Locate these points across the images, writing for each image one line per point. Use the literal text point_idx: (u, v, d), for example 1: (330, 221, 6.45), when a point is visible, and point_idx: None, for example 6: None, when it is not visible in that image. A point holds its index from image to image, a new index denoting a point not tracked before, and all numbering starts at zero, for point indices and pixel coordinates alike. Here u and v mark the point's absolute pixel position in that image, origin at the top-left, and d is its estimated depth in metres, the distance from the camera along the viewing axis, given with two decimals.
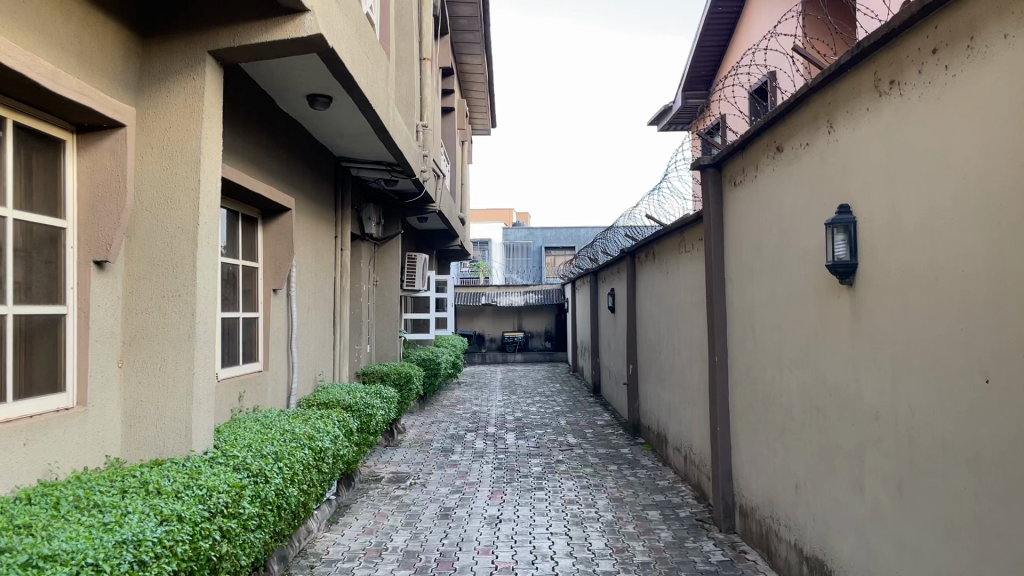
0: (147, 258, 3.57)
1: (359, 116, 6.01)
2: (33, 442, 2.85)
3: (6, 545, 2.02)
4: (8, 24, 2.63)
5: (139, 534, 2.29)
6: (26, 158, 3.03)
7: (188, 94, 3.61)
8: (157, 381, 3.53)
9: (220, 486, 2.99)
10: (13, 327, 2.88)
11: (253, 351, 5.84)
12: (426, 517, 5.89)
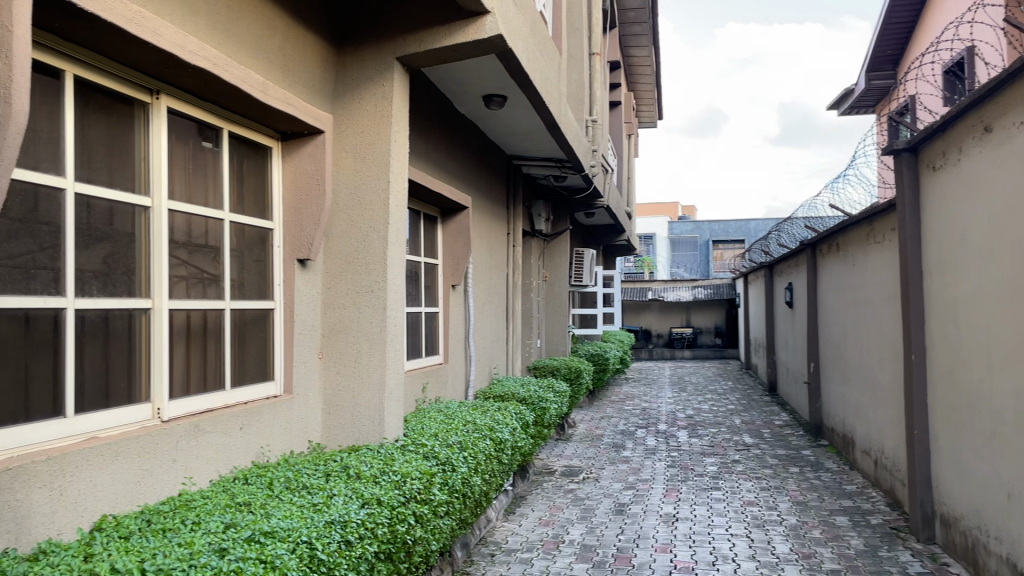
0: (343, 256, 3.78)
1: (533, 113, 6.08)
2: (249, 426, 3.10)
3: (230, 522, 2.18)
4: (224, 40, 2.85)
5: (345, 515, 2.40)
6: (240, 165, 3.29)
7: (379, 99, 3.78)
8: (353, 372, 3.74)
9: (413, 473, 3.11)
10: (230, 321, 3.15)
11: (434, 344, 6.07)
12: (602, 512, 5.89)
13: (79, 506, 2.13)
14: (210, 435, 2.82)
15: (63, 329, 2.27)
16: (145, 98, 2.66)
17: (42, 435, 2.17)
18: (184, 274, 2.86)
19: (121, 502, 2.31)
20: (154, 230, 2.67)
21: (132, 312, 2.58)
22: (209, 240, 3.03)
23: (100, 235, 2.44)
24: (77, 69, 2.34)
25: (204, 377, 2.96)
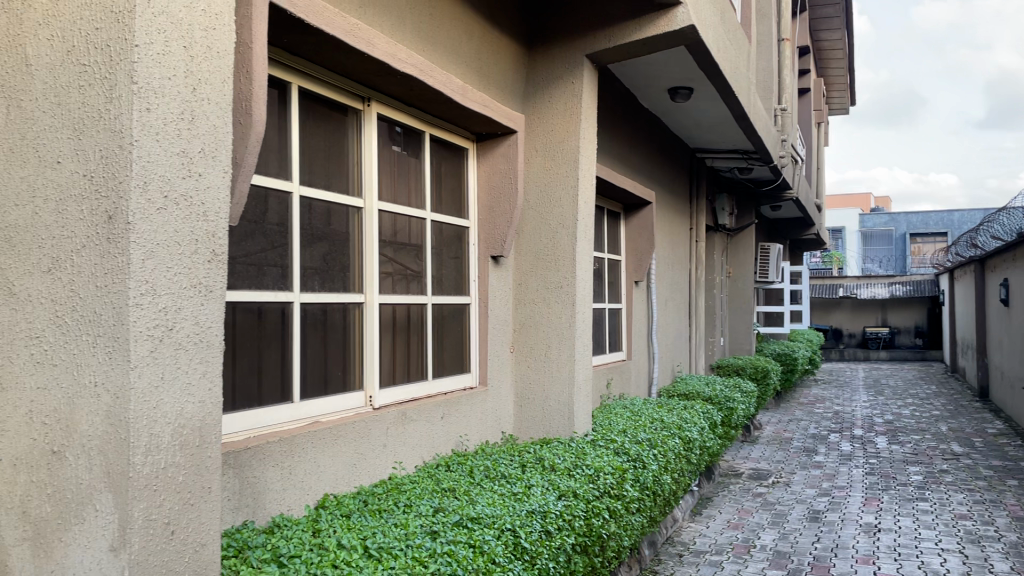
0: (534, 254, 3.86)
1: (721, 104, 5.91)
2: (449, 415, 3.23)
3: (439, 507, 2.29)
4: (427, 47, 2.98)
5: (545, 505, 2.45)
6: (439, 166, 3.44)
7: (569, 96, 3.82)
8: (545, 366, 3.80)
9: (606, 468, 3.12)
10: (431, 315, 3.29)
11: (618, 340, 6.06)
12: (794, 518, 5.65)
13: (305, 485, 2.31)
14: (415, 423, 2.97)
15: (290, 321, 2.47)
16: (358, 105, 2.84)
17: (273, 418, 2.37)
18: (390, 271, 3.03)
19: (340, 483, 2.49)
20: (365, 230, 2.84)
21: (347, 306, 2.76)
22: (412, 238, 3.19)
23: (320, 235, 2.63)
24: (302, 81, 2.53)
25: (408, 368, 3.12)
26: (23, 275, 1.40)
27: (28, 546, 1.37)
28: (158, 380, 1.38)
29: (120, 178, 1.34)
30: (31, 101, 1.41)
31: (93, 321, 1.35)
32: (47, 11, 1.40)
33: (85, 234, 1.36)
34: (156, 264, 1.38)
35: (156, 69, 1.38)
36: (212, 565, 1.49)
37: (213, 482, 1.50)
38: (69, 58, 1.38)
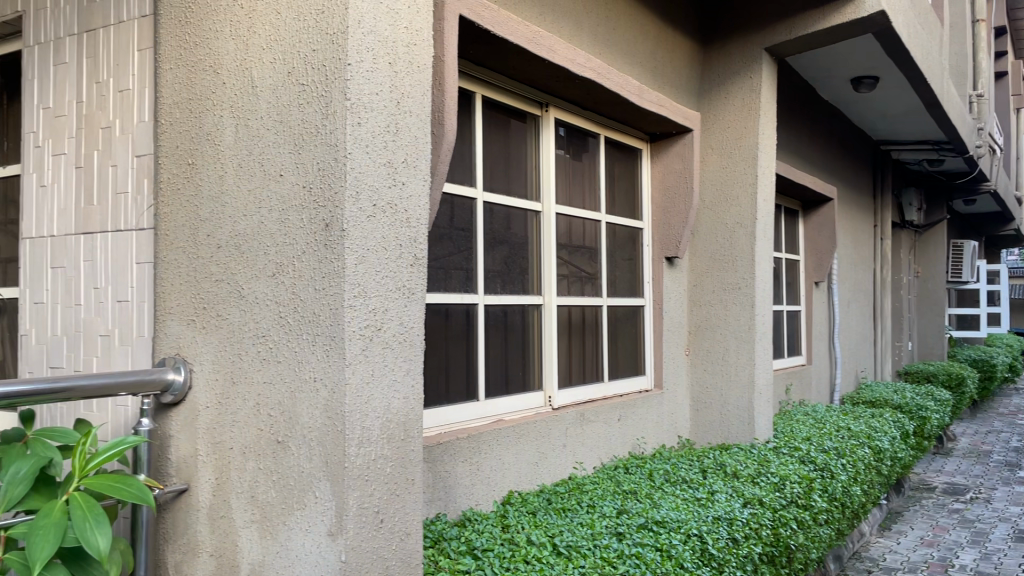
0: (709, 254, 3.78)
1: (910, 92, 5.54)
2: (626, 417, 3.23)
3: (623, 508, 2.29)
4: (604, 50, 2.99)
5: (730, 512, 2.39)
6: (613, 168, 3.44)
7: (747, 92, 3.72)
8: (723, 370, 3.71)
9: (792, 476, 3.01)
10: (607, 317, 3.30)
11: (797, 344, 5.82)
12: (998, 538, 5.19)
13: (492, 481, 2.39)
14: (593, 424, 2.99)
15: (475, 323, 2.55)
16: (537, 111, 2.90)
17: (461, 416, 2.46)
18: (566, 273, 3.06)
19: (523, 480, 2.54)
20: (543, 232, 2.89)
21: (526, 307, 2.81)
22: (587, 241, 3.21)
23: (501, 239, 2.71)
24: (485, 90, 2.61)
25: (584, 370, 3.14)
26: (250, 279, 1.54)
27: (256, 527, 1.50)
28: (368, 378, 1.47)
29: (336, 189, 1.44)
30: (256, 119, 1.54)
31: (313, 321, 1.46)
32: (270, 36, 1.52)
33: (305, 241, 1.47)
34: (366, 268, 1.47)
35: (366, 84, 1.47)
36: (416, 555, 1.57)
37: (415, 474, 1.58)
38: (289, 79, 1.50)
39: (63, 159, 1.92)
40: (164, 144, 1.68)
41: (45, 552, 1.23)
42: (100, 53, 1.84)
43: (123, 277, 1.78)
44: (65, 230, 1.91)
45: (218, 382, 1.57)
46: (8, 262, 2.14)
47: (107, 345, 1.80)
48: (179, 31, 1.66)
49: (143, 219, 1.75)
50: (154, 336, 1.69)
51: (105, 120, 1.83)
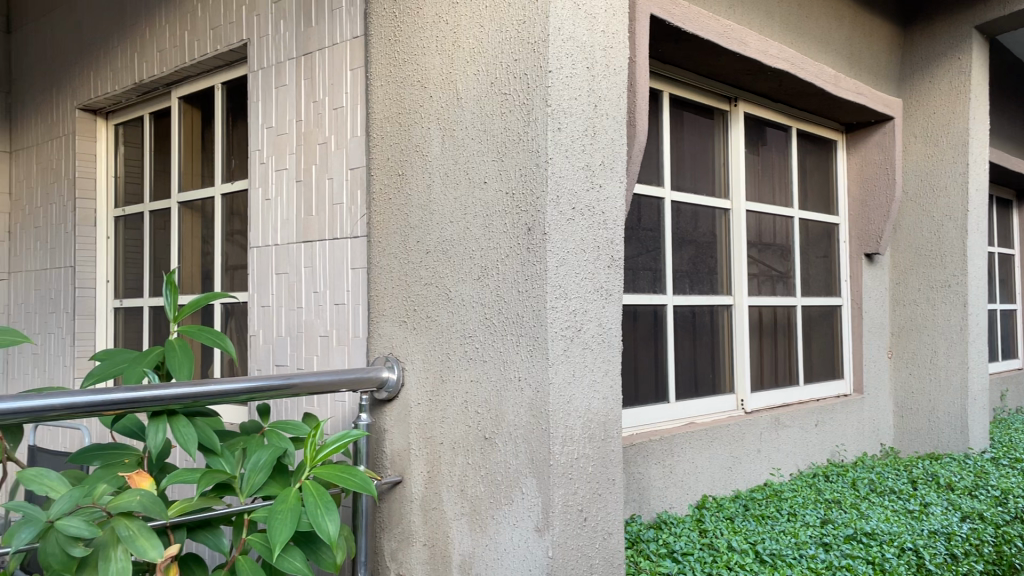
0: (913, 250, 3.54)
1: None
2: (824, 423, 3.08)
3: (827, 517, 2.19)
4: (796, 39, 2.87)
5: (948, 527, 2.23)
6: (805, 161, 3.29)
7: (955, 75, 3.45)
8: (930, 373, 3.47)
9: (1016, 490, 2.76)
10: (801, 317, 3.17)
11: (1012, 346, 5.33)
12: None
13: (686, 485, 2.36)
14: (790, 429, 2.88)
15: (665, 323, 2.53)
16: (725, 106, 2.83)
17: (653, 418, 2.45)
18: (759, 273, 2.96)
19: (718, 485, 2.50)
20: (733, 231, 2.83)
21: (715, 308, 2.75)
22: (779, 238, 3.10)
23: (690, 238, 2.66)
24: (673, 88, 2.58)
25: (778, 372, 3.04)
26: (458, 282, 1.61)
27: (467, 519, 1.57)
28: (570, 377, 1.50)
29: (538, 194, 1.48)
30: (461, 130, 1.61)
31: (517, 322, 1.50)
32: (474, 49, 1.58)
33: (508, 245, 1.52)
34: (566, 270, 1.50)
35: (565, 91, 1.50)
36: (619, 554, 1.59)
37: (617, 475, 1.59)
38: (492, 89, 1.55)
39: (284, 174, 2.09)
40: (375, 157, 1.79)
41: (284, 534, 1.34)
42: (316, 74, 1.99)
43: (340, 282, 1.92)
44: (287, 239, 2.08)
45: (428, 380, 1.65)
46: (238, 269, 2.36)
47: (326, 344, 1.95)
48: (389, 50, 1.76)
49: (356, 227, 1.88)
50: (368, 336, 1.81)
51: (321, 137, 1.98)
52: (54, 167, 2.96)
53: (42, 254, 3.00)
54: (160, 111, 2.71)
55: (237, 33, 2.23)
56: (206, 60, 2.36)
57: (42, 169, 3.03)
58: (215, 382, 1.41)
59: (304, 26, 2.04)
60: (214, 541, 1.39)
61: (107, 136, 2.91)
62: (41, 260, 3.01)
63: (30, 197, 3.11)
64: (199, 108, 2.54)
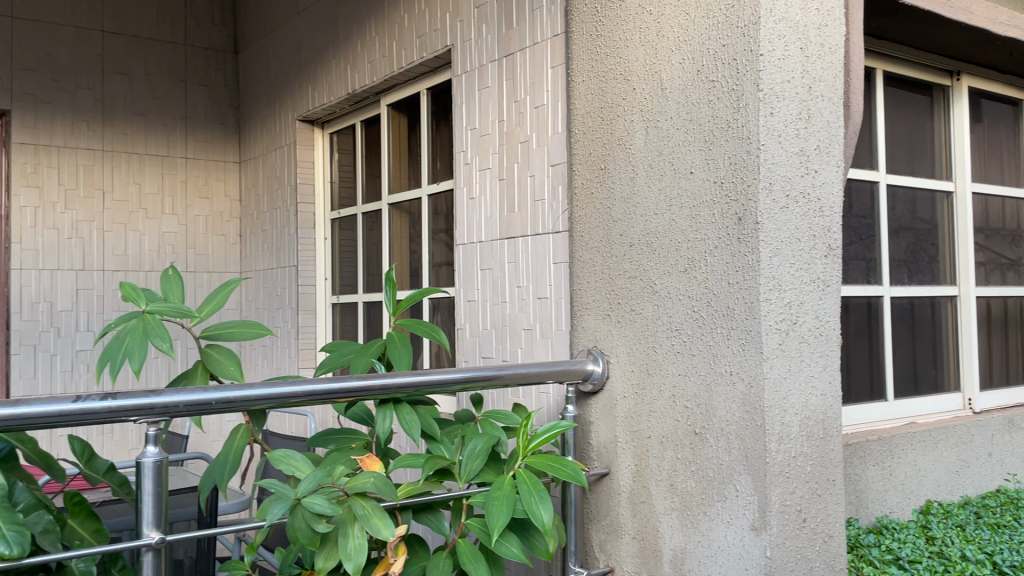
0: None
1: None
2: None
3: None
4: None
5: None
6: None
7: None
8: None
9: None
10: None
11: None
12: None
13: (908, 488, 2.21)
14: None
15: (881, 315, 2.37)
16: (946, 81, 2.61)
17: (870, 416, 2.31)
18: (986, 260, 2.71)
19: (943, 490, 2.33)
20: (957, 215, 2.61)
21: (937, 299, 2.55)
22: (1010, 222, 2.82)
23: (907, 224, 2.48)
24: (887, 65, 2.42)
25: (1010, 369, 2.77)
26: (663, 274, 1.59)
27: (678, 515, 1.55)
28: (786, 372, 1.44)
29: (749, 182, 1.43)
30: (666, 120, 1.59)
31: (728, 315, 1.46)
32: (679, 38, 1.56)
33: (718, 235, 1.48)
34: (780, 260, 1.44)
35: (778, 74, 1.44)
36: (839, 557, 1.52)
37: (837, 475, 1.52)
38: (699, 77, 1.52)
39: (487, 174, 2.16)
40: (578, 152, 1.81)
41: (502, 519, 1.39)
42: (518, 74, 2.04)
43: (543, 276, 1.96)
44: (490, 236, 2.15)
45: (634, 373, 1.65)
46: (443, 266, 2.47)
47: (530, 337, 1.99)
48: (591, 45, 1.77)
49: (558, 222, 1.91)
50: (572, 330, 1.83)
51: (523, 135, 2.02)
52: (278, 175, 3.23)
53: (269, 255, 3.29)
54: (369, 118, 2.89)
55: (441, 40, 2.33)
56: (412, 68, 2.48)
57: (267, 177, 3.32)
58: (433, 372, 1.49)
59: (505, 28, 2.09)
60: (436, 523, 1.47)
61: (323, 143, 3.14)
62: (268, 261, 3.30)
63: (257, 203, 3.42)
64: (405, 113, 2.68)
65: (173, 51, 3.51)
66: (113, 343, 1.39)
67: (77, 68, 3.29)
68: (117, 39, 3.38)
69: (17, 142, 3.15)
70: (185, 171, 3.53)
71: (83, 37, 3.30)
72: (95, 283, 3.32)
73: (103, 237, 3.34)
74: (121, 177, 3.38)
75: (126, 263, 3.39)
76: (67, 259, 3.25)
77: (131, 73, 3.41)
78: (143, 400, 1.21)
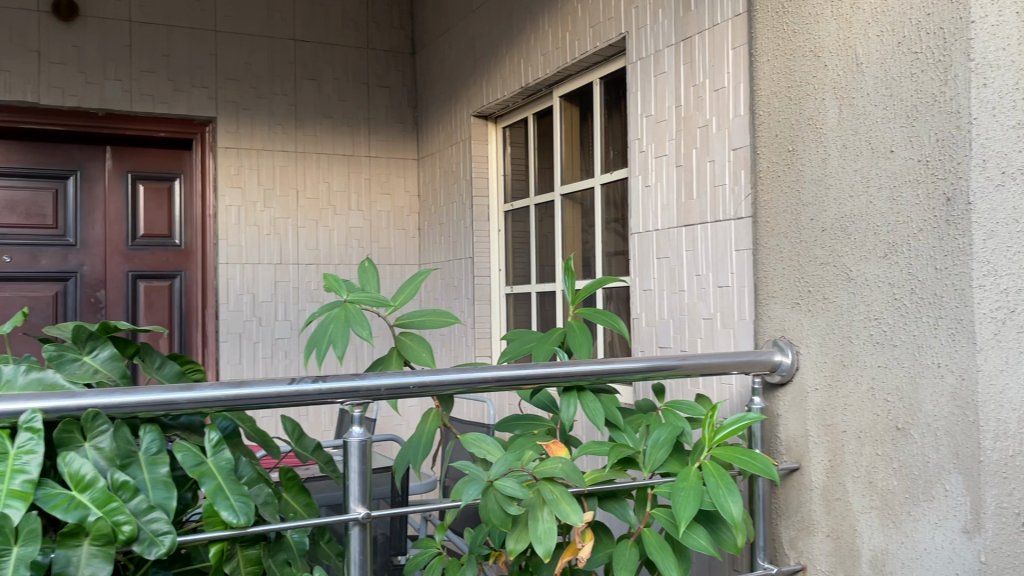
0: None
1: None
2: None
3: None
4: None
5: None
6: None
7: None
8: None
9: None
10: None
11: None
12: None
13: None
14: None
15: None
16: None
17: None
18: None
19: None
20: None
21: None
22: None
23: None
24: None
25: None
26: (860, 261, 1.51)
27: (877, 514, 1.47)
28: (1003, 364, 1.33)
29: (958, 159, 1.33)
30: (863, 97, 1.50)
31: (935, 303, 1.37)
32: (877, 9, 1.47)
33: (922, 218, 1.39)
34: (996, 244, 1.33)
35: (992, 41, 1.33)
36: None
37: None
38: (900, 49, 1.43)
39: (664, 161, 2.13)
40: (762, 134, 1.75)
41: (689, 510, 1.37)
42: (697, 58, 2.00)
43: (724, 264, 1.91)
44: (667, 224, 2.12)
45: (827, 365, 1.57)
46: (616, 255, 2.46)
47: (710, 327, 1.95)
48: (777, 22, 1.70)
49: (742, 208, 1.85)
50: (756, 319, 1.77)
51: (702, 120, 1.98)
52: (454, 169, 3.33)
53: (447, 247, 3.41)
54: (542, 110, 2.92)
55: (616, 27, 2.32)
56: (586, 58, 2.48)
57: (444, 173, 3.44)
58: (617, 360, 1.48)
59: (683, 11, 2.05)
60: (621, 511, 1.48)
61: (497, 137, 3.21)
62: (445, 253, 3.42)
63: (435, 197, 3.55)
64: (578, 103, 2.69)
65: (356, 55, 3.70)
66: (319, 329, 1.49)
67: (272, 76, 3.54)
68: (306, 46, 3.60)
69: (223, 147, 3.44)
70: (368, 169, 3.72)
71: (277, 46, 3.55)
72: (291, 275, 3.57)
73: (298, 233, 3.58)
74: (312, 176, 3.61)
75: (317, 257, 3.62)
76: (266, 254, 3.52)
77: (319, 78, 3.63)
78: (349, 383, 1.29)
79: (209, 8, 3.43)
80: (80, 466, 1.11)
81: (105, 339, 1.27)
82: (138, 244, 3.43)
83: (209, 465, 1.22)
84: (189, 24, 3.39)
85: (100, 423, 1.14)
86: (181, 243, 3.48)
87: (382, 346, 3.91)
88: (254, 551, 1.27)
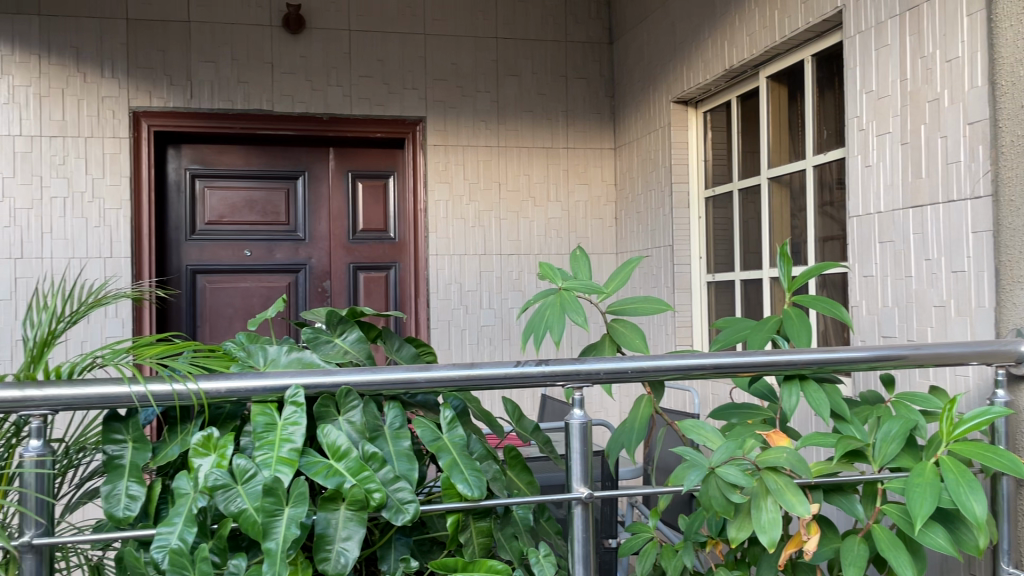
0: None
1: None
2: None
3: None
4: None
5: None
6: None
7: None
8: None
9: None
10: None
11: None
12: None
13: None
14: None
15: None
16: None
17: None
18: None
19: None
20: None
21: None
22: None
23: None
24: None
25: None
26: None
27: None
28: None
29: None
30: None
31: None
32: None
33: None
34: None
35: None
36: None
37: None
38: None
39: (888, 138, 2.01)
40: (1005, 105, 1.62)
41: (926, 507, 1.29)
42: (925, 28, 1.88)
43: (960, 247, 1.78)
44: (891, 205, 2.00)
45: None
46: (830, 240, 2.36)
47: (943, 314, 1.83)
48: None
49: (979, 186, 1.72)
50: (999, 306, 1.64)
51: (931, 94, 1.86)
52: (653, 157, 3.32)
53: (646, 236, 3.40)
54: (747, 92, 2.84)
55: (831, 1, 2.21)
56: (798, 35, 2.39)
57: (642, 161, 3.43)
58: (839, 350, 1.39)
59: None
60: (849, 506, 1.42)
61: (697, 123, 3.16)
62: (644, 241, 3.42)
63: (633, 186, 3.55)
64: (786, 84, 2.59)
65: (555, 48, 3.76)
66: (535, 317, 1.52)
67: (476, 74, 3.68)
68: (508, 43, 3.71)
69: (432, 144, 3.63)
70: (566, 160, 3.78)
71: (481, 45, 3.68)
72: (494, 266, 3.70)
73: (500, 224, 3.70)
74: (513, 168, 3.72)
75: (519, 247, 3.73)
76: (471, 245, 3.67)
77: (520, 73, 3.73)
78: (570, 366, 1.32)
79: (419, 13, 3.62)
80: (336, 437, 1.22)
81: (353, 324, 1.39)
82: (358, 237, 3.69)
83: (445, 440, 1.30)
84: (401, 29, 3.60)
85: (351, 398, 1.25)
86: (395, 236, 3.71)
87: (599, 328, 4.05)
88: (485, 523, 1.33)
